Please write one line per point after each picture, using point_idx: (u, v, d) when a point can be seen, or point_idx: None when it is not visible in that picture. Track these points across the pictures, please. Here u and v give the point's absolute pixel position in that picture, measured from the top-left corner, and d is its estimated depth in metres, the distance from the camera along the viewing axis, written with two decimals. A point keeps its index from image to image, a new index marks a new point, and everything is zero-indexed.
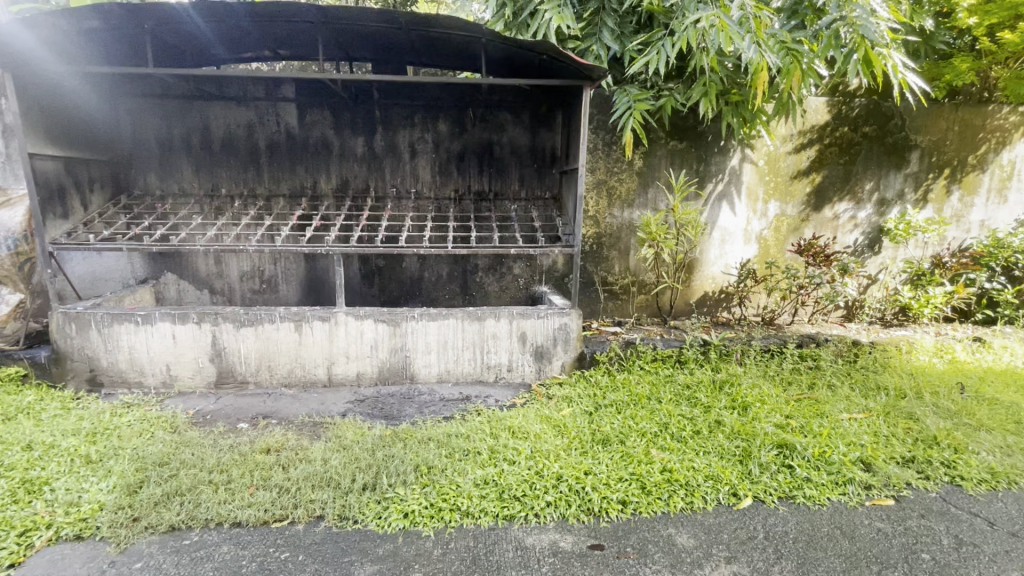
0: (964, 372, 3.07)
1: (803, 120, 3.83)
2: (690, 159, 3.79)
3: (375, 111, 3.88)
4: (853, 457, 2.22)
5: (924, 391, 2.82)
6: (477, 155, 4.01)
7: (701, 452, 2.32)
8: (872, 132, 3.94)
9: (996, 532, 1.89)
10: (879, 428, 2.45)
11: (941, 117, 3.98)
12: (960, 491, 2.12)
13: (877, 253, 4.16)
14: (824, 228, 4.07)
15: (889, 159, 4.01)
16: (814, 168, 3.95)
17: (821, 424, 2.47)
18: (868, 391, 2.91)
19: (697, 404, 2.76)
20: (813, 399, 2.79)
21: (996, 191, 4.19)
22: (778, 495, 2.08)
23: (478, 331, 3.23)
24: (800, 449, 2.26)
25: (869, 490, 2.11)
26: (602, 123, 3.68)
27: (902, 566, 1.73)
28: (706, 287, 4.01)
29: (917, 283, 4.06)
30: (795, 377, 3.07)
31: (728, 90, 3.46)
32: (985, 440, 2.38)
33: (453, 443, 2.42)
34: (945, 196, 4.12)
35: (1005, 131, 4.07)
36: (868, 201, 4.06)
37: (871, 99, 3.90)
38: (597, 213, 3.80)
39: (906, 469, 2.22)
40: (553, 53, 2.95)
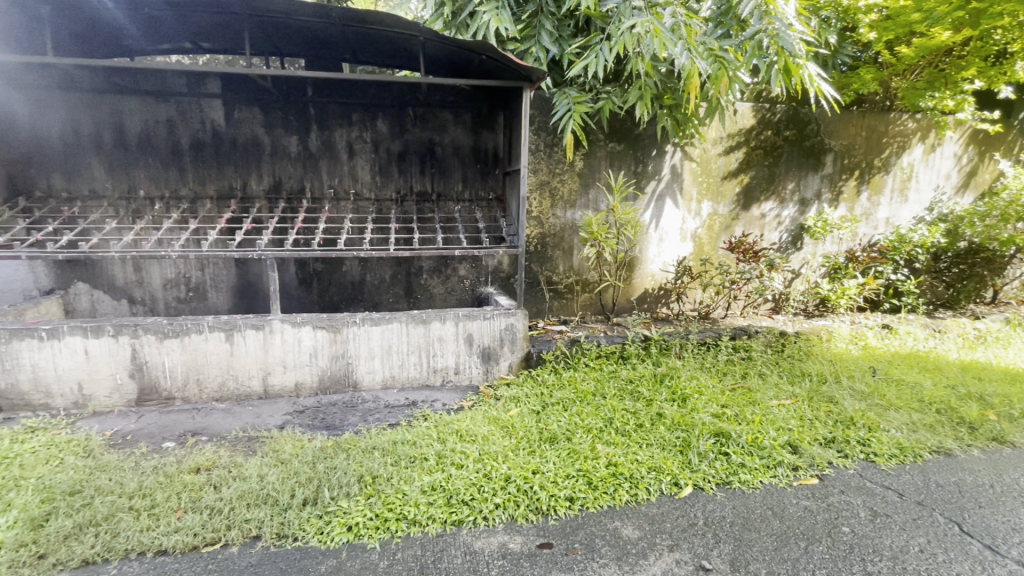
0: (875, 357, 3.35)
1: (731, 123, 4.04)
2: (629, 161, 3.91)
3: (309, 109, 3.73)
4: (781, 441, 2.37)
5: (842, 375, 3.06)
6: (418, 155, 3.94)
7: (644, 444, 2.39)
8: (792, 136, 4.22)
9: (905, 502, 2.06)
10: (804, 412, 2.64)
11: (851, 123, 4.33)
12: (874, 466, 2.31)
13: (800, 248, 4.48)
14: (753, 226, 4.32)
15: (808, 161, 4.31)
16: (742, 169, 4.17)
17: (754, 411, 2.62)
18: (794, 377, 3.11)
19: (640, 398, 2.85)
20: (746, 387, 2.95)
21: (898, 191, 4.61)
22: (716, 481, 2.18)
23: (424, 334, 3.18)
24: (735, 437, 2.38)
25: (796, 472, 2.25)
26: (543, 125, 3.72)
27: (826, 539, 1.85)
28: (646, 284, 4.15)
29: (835, 276, 4.39)
30: (728, 367, 3.24)
31: (662, 94, 3.59)
32: (894, 418, 2.60)
33: (399, 450, 2.36)
34: (856, 196, 4.50)
35: (905, 136, 4.48)
36: (790, 200, 4.35)
37: (791, 106, 4.17)
38: (540, 213, 3.84)
39: (828, 449, 2.39)
40: (492, 54, 2.95)
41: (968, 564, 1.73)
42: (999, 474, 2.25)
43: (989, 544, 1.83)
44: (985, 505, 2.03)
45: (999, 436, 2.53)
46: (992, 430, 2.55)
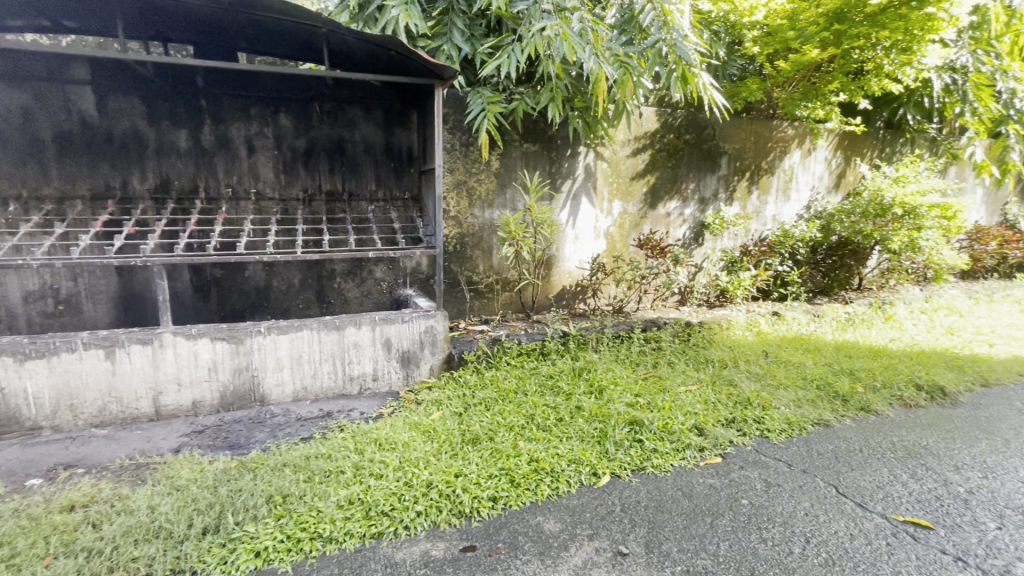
0: (767, 342, 3.69)
1: (637, 127, 4.27)
2: (543, 161, 3.99)
3: (201, 101, 3.41)
4: (689, 425, 2.54)
5: (739, 360, 3.34)
6: (327, 152, 3.75)
7: (564, 438, 2.45)
8: (691, 139, 4.54)
9: (793, 471, 2.27)
10: (708, 396, 2.85)
11: (742, 128, 4.74)
12: (768, 441, 2.53)
13: (701, 244, 4.83)
14: (660, 223, 4.59)
15: (706, 163, 4.66)
16: (648, 170, 4.42)
17: (664, 399, 2.78)
18: (699, 364, 3.34)
19: (559, 392, 2.92)
20: (656, 376, 3.13)
21: (782, 191, 5.11)
22: (632, 468, 2.29)
23: (338, 341, 3.03)
24: (648, 423, 2.52)
25: (702, 452, 2.42)
26: (457, 124, 3.69)
27: (728, 512, 1.99)
28: (564, 281, 4.26)
29: (732, 269, 4.79)
30: (641, 358, 3.41)
31: (572, 96, 3.70)
32: (784, 396, 2.88)
33: (312, 465, 2.23)
34: (747, 195, 4.93)
35: (786, 141, 4.99)
36: (691, 199, 4.68)
37: (689, 111, 4.48)
38: (458, 213, 3.80)
39: (729, 429, 2.59)
40: (402, 50, 2.87)
41: (844, 522, 1.93)
42: (867, 439, 2.56)
43: (860, 502, 2.06)
44: (855, 468, 2.29)
45: (866, 406, 2.88)
46: (860, 401, 2.89)
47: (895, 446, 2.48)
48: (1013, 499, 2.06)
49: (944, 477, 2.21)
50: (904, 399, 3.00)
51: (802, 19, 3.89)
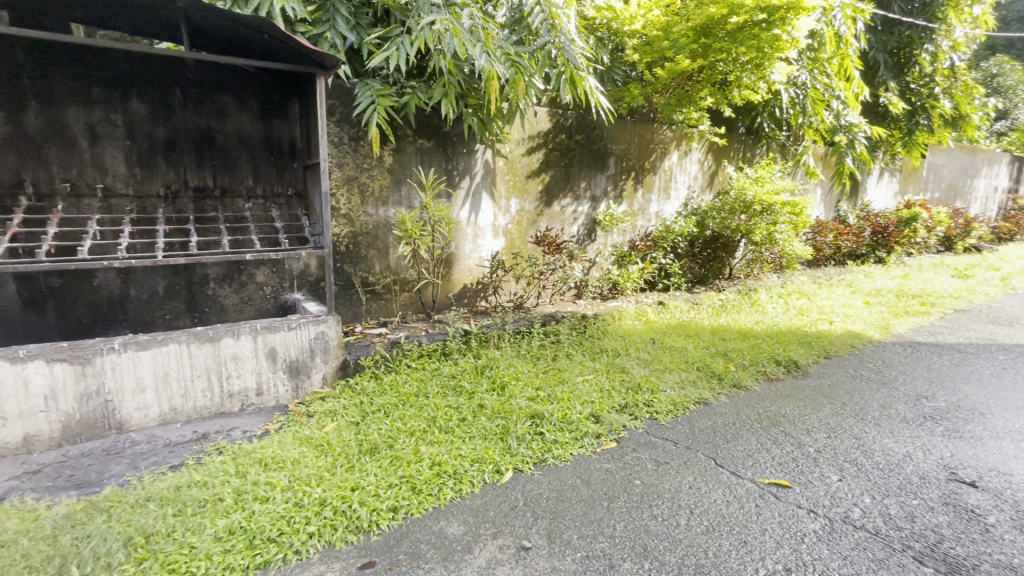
0: (653, 330, 3.97)
1: (530, 126, 4.36)
2: (439, 158, 3.92)
3: (23, 79, 2.85)
4: (586, 414, 2.65)
5: (630, 348, 3.56)
6: (193, 144, 3.35)
7: (467, 438, 2.43)
8: (582, 139, 4.74)
9: (678, 448, 2.46)
10: (603, 384, 3.00)
11: (627, 131, 5.05)
12: (656, 423, 2.72)
13: (594, 240, 5.07)
14: (555, 220, 4.73)
15: (595, 162, 4.90)
16: (543, 169, 4.53)
17: (563, 390, 2.88)
18: (594, 354, 3.50)
19: (461, 392, 2.89)
20: (556, 368, 3.23)
21: (663, 189, 5.53)
22: (534, 461, 2.32)
23: (213, 355, 2.72)
24: (548, 416, 2.60)
25: (599, 439, 2.53)
26: (345, 116, 3.49)
27: (622, 494, 2.10)
28: (465, 279, 4.22)
29: (621, 263, 5.10)
30: (541, 352, 3.49)
31: (466, 93, 3.67)
32: (669, 379, 3.13)
33: (183, 496, 1.97)
34: (633, 193, 5.27)
35: (666, 143, 5.40)
36: (584, 197, 4.89)
37: (579, 113, 4.68)
38: (349, 211, 3.60)
39: (622, 414, 2.74)
40: (277, 35, 2.64)
41: (721, 490, 2.11)
42: (738, 413, 2.84)
43: (734, 470, 2.27)
44: (730, 440, 2.53)
45: (737, 382, 3.21)
46: (732, 378, 3.22)
47: (761, 417, 2.79)
48: (850, 453, 2.41)
49: (798, 440, 2.52)
50: (767, 373, 3.39)
51: (675, 31, 4.24)
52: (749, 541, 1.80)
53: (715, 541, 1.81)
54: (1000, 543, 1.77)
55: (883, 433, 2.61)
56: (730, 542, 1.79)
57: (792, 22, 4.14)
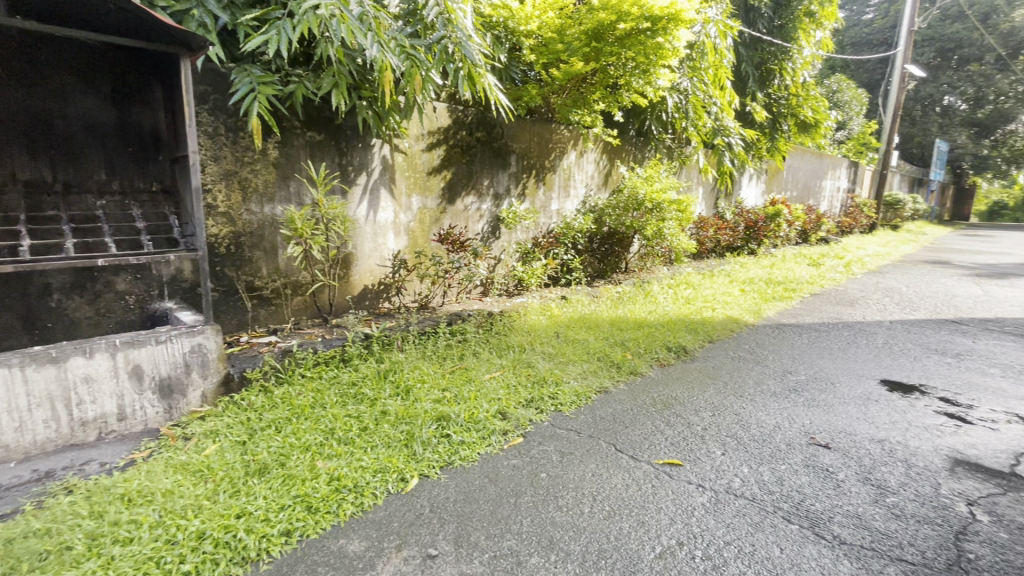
0: (557, 323, 4.08)
1: (429, 122, 4.27)
2: (331, 152, 3.68)
3: None
4: (493, 411, 2.64)
5: (535, 343, 3.63)
6: (22, 130, 2.81)
7: (368, 448, 2.31)
8: (482, 137, 4.74)
9: (581, 437, 2.54)
10: (510, 380, 3.02)
11: (526, 129, 5.13)
12: (561, 414, 2.79)
13: (498, 238, 5.09)
14: (459, 218, 4.68)
15: (497, 160, 4.92)
16: (444, 165, 4.46)
17: (470, 389, 2.85)
18: (501, 351, 3.51)
19: (363, 400, 2.75)
20: (463, 368, 3.19)
21: (563, 187, 5.71)
22: (440, 465, 2.27)
23: (57, 379, 2.31)
24: (454, 417, 2.56)
25: (506, 435, 2.54)
26: (221, 104, 3.15)
27: (529, 488, 2.12)
28: (365, 280, 4.02)
29: (526, 259, 5.18)
30: (447, 352, 3.43)
31: (359, 85, 3.49)
32: (572, 371, 3.23)
33: (16, 551, 1.64)
34: (535, 191, 5.38)
35: (564, 142, 5.58)
36: (486, 194, 4.89)
37: (479, 110, 4.67)
38: (229, 208, 3.25)
39: (529, 408, 2.78)
40: (130, 9, 2.31)
41: (620, 475, 2.21)
42: (635, 399, 3.01)
43: (632, 454, 2.39)
44: (628, 425, 2.67)
45: (634, 369, 3.40)
46: (630, 366, 3.41)
47: (655, 401, 2.97)
48: (730, 428, 2.65)
49: (688, 420, 2.73)
50: (660, 359, 3.63)
51: (568, 34, 4.42)
52: (646, 521, 1.90)
53: (616, 524, 1.88)
54: (848, 495, 2.04)
55: (757, 407, 2.91)
56: (629, 523, 1.88)
57: (673, 32, 4.43)
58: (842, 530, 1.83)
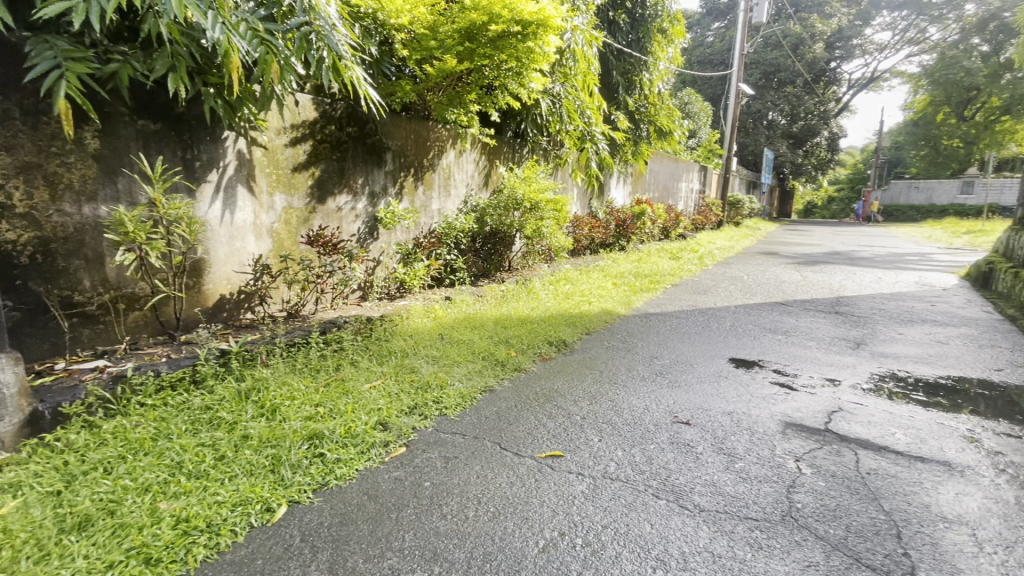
0: (442, 325, 4.00)
1: (291, 114, 3.93)
2: (172, 145, 3.21)
3: None
4: (372, 423, 2.50)
5: (418, 347, 3.53)
6: None
7: (227, 479, 2.04)
8: (354, 132, 4.49)
9: (466, 440, 2.50)
10: (391, 389, 2.89)
11: (401, 126, 4.97)
12: (446, 418, 2.73)
13: (376, 239, 4.85)
14: (330, 219, 4.38)
15: (371, 158, 4.69)
16: (311, 162, 4.13)
17: (346, 402, 2.67)
18: (381, 358, 3.35)
19: (220, 425, 2.43)
20: (339, 379, 2.97)
21: (443, 186, 5.64)
22: (312, 488, 2.08)
23: None
24: (328, 434, 2.36)
25: (388, 447, 2.41)
26: (12, 81, 2.57)
27: (411, 500, 2.03)
28: (221, 289, 3.58)
29: (407, 261, 5.02)
30: (322, 363, 3.18)
31: (204, 70, 3.09)
32: (457, 373, 3.19)
33: None
34: (414, 191, 5.24)
35: (441, 141, 5.52)
36: (361, 193, 4.64)
37: (348, 104, 4.41)
38: (31, 208, 2.66)
39: (412, 416, 2.68)
40: None
41: (505, 473, 2.21)
42: (519, 395, 3.05)
43: (516, 450, 2.41)
44: (512, 422, 2.69)
45: (518, 366, 3.46)
46: (514, 363, 3.46)
47: (538, 395, 3.05)
48: (607, 414, 2.81)
49: (567, 411, 2.83)
50: (542, 354, 3.74)
51: (441, 32, 4.36)
52: (529, 517, 1.92)
53: (500, 525, 1.87)
54: (705, 465, 2.26)
55: (629, 393, 3.12)
56: (513, 522, 1.89)
57: (543, 38, 4.51)
58: (700, 499, 2.01)
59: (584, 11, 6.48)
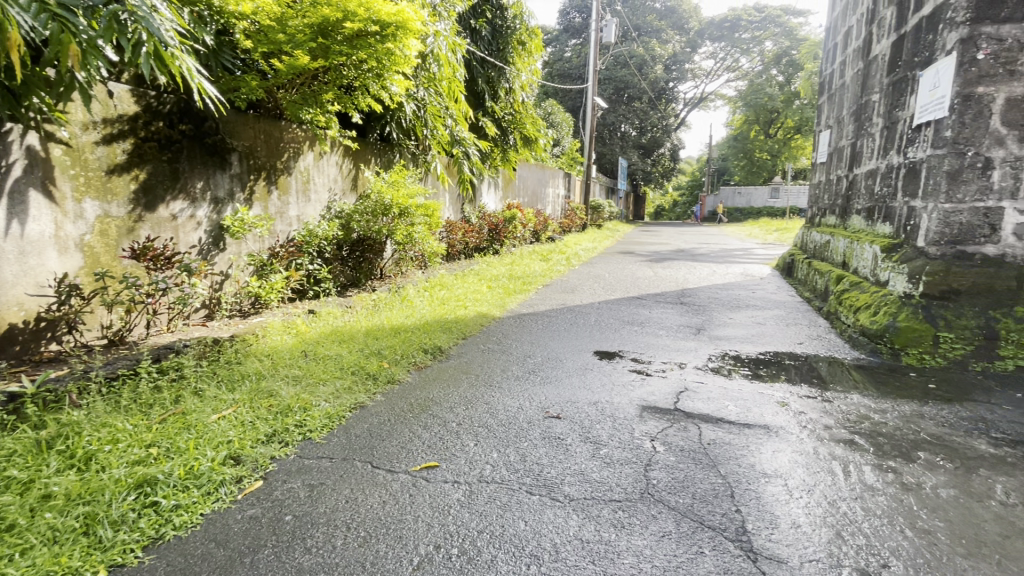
0: (305, 341, 3.70)
1: (102, 106, 3.33)
2: None
3: None
4: (220, 459, 2.21)
5: (278, 367, 3.22)
6: None
7: (19, 553, 1.64)
8: (189, 130, 3.96)
9: (334, 463, 2.33)
10: (244, 417, 2.58)
11: (248, 125, 4.52)
12: (311, 442, 2.51)
13: (222, 250, 4.33)
14: (162, 228, 3.80)
15: (212, 159, 4.18)
16: (133, 163, 3.55)
17: (188, 438, 2.33)
18: (232, 383, 2.99)
19: (9, 485, 1.95)
20: (179, 413, 2.58)
21: (301, 191, 5.24)
22: (141, 546, 1.77)
23: None
24: (164, 478, 2.03)
25: (240, 483, 2.16)
26: None
27: (269, 539, 1.83)
28: (9, 317, 2.90)
29: (261, 273, 4.55)
30: (156, 396, 2.73)
31: None
32: (323, 392, 2.97)
33: None
34: (266, 196, 4.79)
35: (297, 143, 5.13)
36: (201, 199, 4.10)
37: (179, 98, 3.88)
38: None
39: (270, 445, 2.43)
40: None
41: (377, 493, 2.10)
42: (392, 408, 2.93)
43: (388, 467, 2.31)
44: (385, 437, 2.58)
45: (391, 378, 3.33)
46: (387, 375, 3.32)
47: (413, 406, 2.96)
48: (482, 418, 2.82)
49: (443, 419, 2.79)
50: (417, 363, 3.65)
51: (290, 25, 4.04)
52: (403, 535, 1.84)
53: (372, 549, 1.77)
54: (573, 456, 2.38)
55: (503, 393, 3.18)
56: (386, 543, 1.80)
57: (403, 41, 4.39)
58: (571, 489, 2.11)
59: (445, 18, 6.52)
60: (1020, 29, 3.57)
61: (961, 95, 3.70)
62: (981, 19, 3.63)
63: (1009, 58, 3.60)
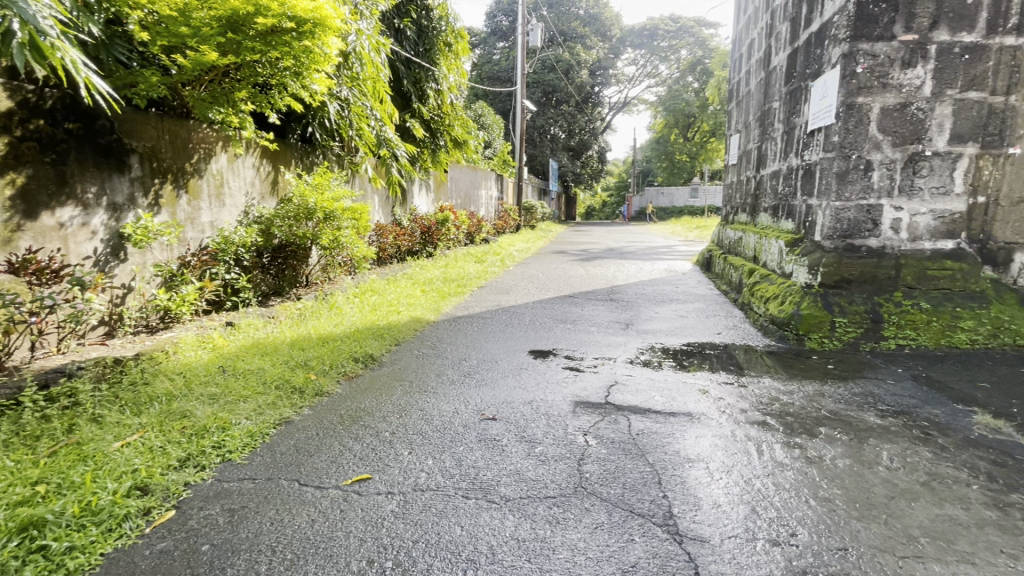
0: (223, 356, 3.45)
1: None
2: None
3: None
4: (124, 490, 2.01)
5: (191, 386, 2.98)
6: None
7: None
8: (77, 129, 3.57)
9: (256, 484, 2.19)
10: (153, 442, 2.37)
11: (149, 125, 4.14)
12: (230, 464, 2.35)
13: (123, 261, 3.95)
14: (47, 238, 3.40)
15: (107, 161, 3.79)
16: (8, 165, 3.14)
17: (84, 470, 2.10)
18: (137, 407, 2.73)
19: None
20: (73, 444, 2.32)
21: (213, 196, 4.89)
22: None
23: None
24: (54, 517, 1.81)
25: (148, 515, 1.97)
26: None
27: (184, 573, 1.69)
28: None
29: (170, 284, 4.19)
30: (45, 427, 2.44)
31: None
32: (243, 409, 2.78)
33: None
34: (174, 200, 4.42)
35: (208, 143, 4.77)
36: (95, 206, 3.71)
37: (64, 93, 3.49)
38: None
39: (182, 471, 2.24)
40: None
41: (305, 512, 2.00)
42: (320, 422, 2.80)
43: (317, 484, 2.20)
44: (314, 452, 2.46)
45: (319, 390, 3.18)
46: (314, 387, 3.17)
47: (343, 418, 2.85)
48: (417, 424, 2.77)
49: (376, 429, 2.71)
50: (347, 373, 3.51)
51: (195, 17, 3.71)
52: (334, 553, 1.77)
53: (300, 571, 1.69)
54: (509, 456, 2.40)
55: (438, 398, 3.14)
56: (315, 564, 1.71)
57: (322, 38, 4.21)
58: (507, 490, 2.12)
59: (367, 16, 6.34)
60: (890, 46, 4.02)
61: (845, 104, 4.12)
62: (858, 36, 4.05)
63: (882, 72, 4.05)
